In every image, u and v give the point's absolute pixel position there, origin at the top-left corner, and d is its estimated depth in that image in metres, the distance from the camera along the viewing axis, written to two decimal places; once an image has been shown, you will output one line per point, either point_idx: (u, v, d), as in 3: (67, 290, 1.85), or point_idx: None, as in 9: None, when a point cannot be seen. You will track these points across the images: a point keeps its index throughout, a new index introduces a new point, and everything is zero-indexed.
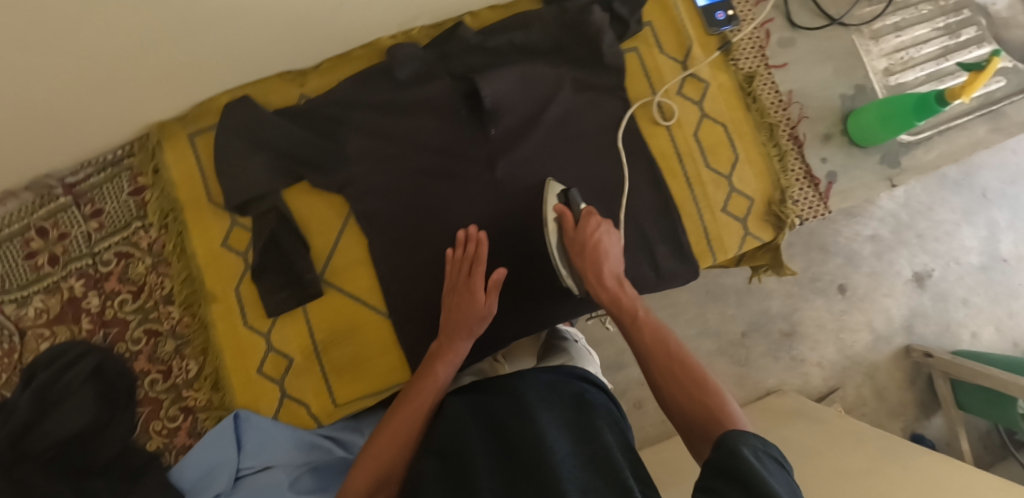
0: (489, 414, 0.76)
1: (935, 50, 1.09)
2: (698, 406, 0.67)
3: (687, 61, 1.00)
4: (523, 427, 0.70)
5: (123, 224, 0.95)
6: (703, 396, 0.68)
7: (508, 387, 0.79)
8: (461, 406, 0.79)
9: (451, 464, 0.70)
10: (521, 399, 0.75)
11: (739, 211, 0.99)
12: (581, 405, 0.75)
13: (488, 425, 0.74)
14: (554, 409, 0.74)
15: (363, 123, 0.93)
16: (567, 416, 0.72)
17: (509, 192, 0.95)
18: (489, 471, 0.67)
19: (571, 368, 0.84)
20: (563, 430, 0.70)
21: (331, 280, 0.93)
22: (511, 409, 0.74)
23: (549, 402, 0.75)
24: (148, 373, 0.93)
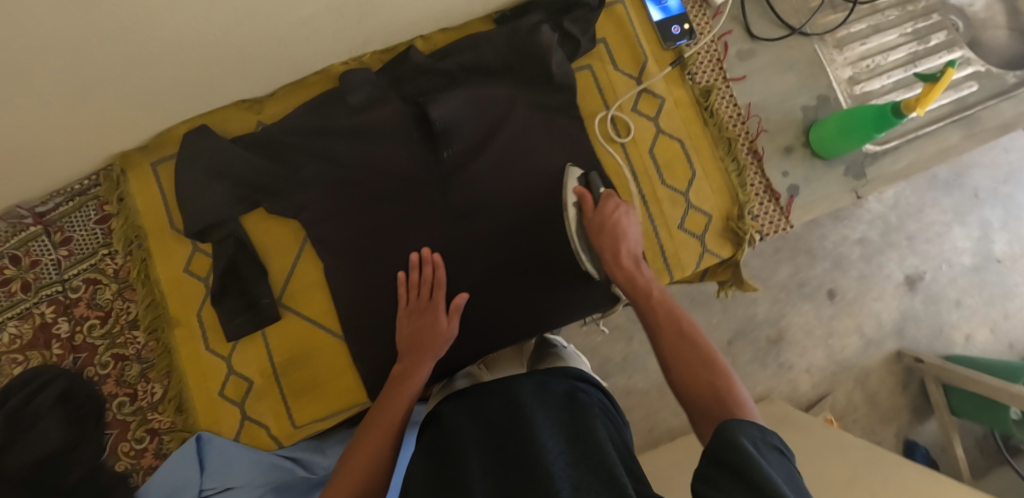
0: (485, 411, 0.74)
1: (903, 56, 1.07)
2: (708, 387, 0.66)
3: (642, 77, 1.00)
4: (518, 427, 0.68)
5: (89, 251, 0.98)
6: (713, 378, 0.67)
7: (504, 384, 0.77)
8: (458, 407, 0.77)
9: (442, 462, 0.69)
10: (516, 396, 0.73)
11: (697, 227, 0.98)
12: (578, 404, 0.73)
13: (483, 422, 0.72)
14: (550, 407, 0.72)
15: (317, 149, 0.94)
16: (564, 415, 0.70)
17: (462, 214, 0.96)
18: (481, 469, 0.65)
19: (566, 369, 0.82)
20: (560, 430, 0.68)
21: (288, 303, 0.95)
22: (506, 407, 0.72)
23: (546, 401, 0.73)
24: (116, 396, 0.96)
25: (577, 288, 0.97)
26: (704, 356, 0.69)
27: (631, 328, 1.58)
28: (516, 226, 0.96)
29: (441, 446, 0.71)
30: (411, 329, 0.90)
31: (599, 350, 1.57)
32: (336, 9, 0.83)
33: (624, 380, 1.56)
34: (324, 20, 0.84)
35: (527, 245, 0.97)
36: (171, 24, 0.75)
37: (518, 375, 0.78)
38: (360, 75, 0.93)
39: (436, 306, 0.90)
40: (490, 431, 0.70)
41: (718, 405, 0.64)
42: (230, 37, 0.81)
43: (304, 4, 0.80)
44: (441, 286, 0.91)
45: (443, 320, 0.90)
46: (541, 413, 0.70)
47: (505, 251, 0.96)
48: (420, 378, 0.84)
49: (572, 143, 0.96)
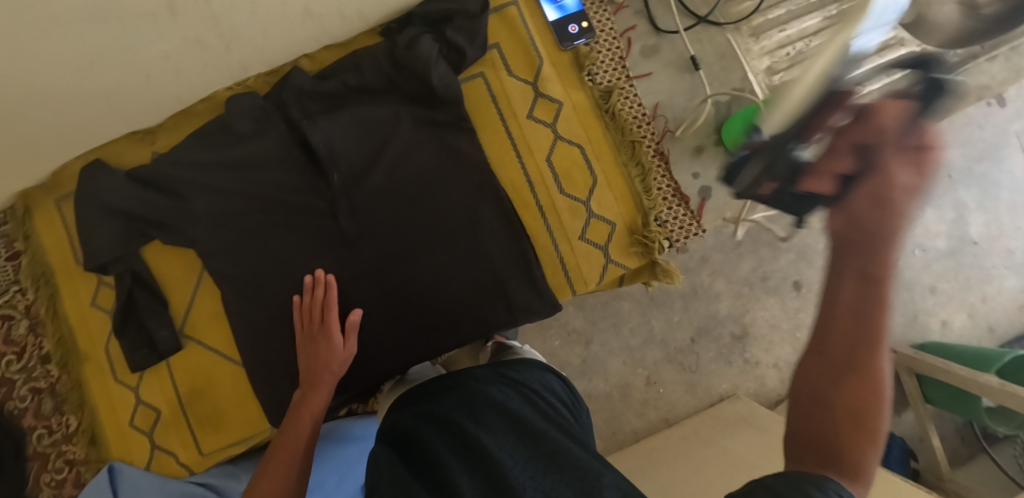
0: (450, 398, 0.77)
1: (826, 41, 0.99)
2: (837, 432, 0.51)
3: (538, 82, 0.96)
4: (486, 414, 0.71)
5: (2, 289, 1.00)
6: (846, 426, 0.51)
7: (469, 376, 0.80)
8: (419, 406, 0.79)
9: (408, 446, 0.71)
10: (478, 390, 0.77)
11: (600, 238, 0.94)
12: (538, 397, 0.77)
13: (449, 419, 0.72)
14: (515, 397, 0.75)
15: (208, 178, 0.93)
16: (526, 405, 0.74)
17: (354, 237, 0.94)
18: (448, 449, 0.67)
19: (522, 363, 0.85)
20: (524, 415, 0.71)
21: (191, 334, 0.96)
22: (467, 399, 0.76)
23: (511, 391, 0.76)
24: (35, 428, 0.98)
25: (480, 308, 0.93)
26: (868, 395, 0.51)
27: (589, 331, 1.53)
28: (414, 246, 0.94)
29: (407, 432, 0.73)
30: (308, 351, 0.89)
31: (557, 354, 1.52)
32: (198, 41, 0.82)
33: (584, 383, 1.51)
34: (187, 52, 0.83)
35: (419, 265, 0.94)
36: (21, 70, 0.75)
37: (471, 369, 0.82)
38: (246, 105, 0.94)
39: (328, 330, 0.88)
40: (459, 417, 0.72)
41: (830, 448, 0.51)
42: (93, 77, 0.81)
43: (160, 39, 0.79)
44: (332, 306, 0.89)
45: (337, 339, 0.88)
46: (507, 403, 0.73)
47: (400, 272, 0.94)
48: (323, 394, 0.85)
49: (464, 160, 0.93)
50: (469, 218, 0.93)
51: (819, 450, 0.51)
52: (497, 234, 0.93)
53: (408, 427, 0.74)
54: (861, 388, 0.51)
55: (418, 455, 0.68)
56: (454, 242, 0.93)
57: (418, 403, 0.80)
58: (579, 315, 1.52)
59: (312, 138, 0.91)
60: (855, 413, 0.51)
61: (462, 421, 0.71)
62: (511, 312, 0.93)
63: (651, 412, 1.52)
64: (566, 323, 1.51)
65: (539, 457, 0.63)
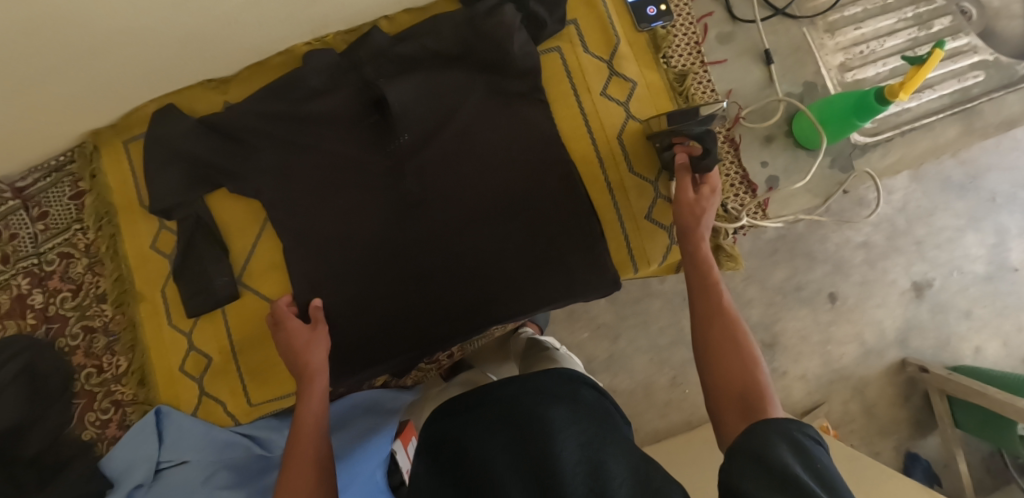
0: (492, 422, 0.77)
1: (901, 43, 1.00)
2: (737, 379, 0.68)
3: (613, 61, 0.96)
4: (535, 435, 0.71)
5: (63, 227, 1.01)
6: (739, 370, 0.68)
7: (504, 390, 0.81)
8: (460, 418, 0.81)
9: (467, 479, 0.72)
10: (525, 403, 0.77)
11: (665, 219, 0.94)
12: (580, 406, 0.77)
13: (501, 432, 0.74)
14: (561, 410, 0.75)
15: (279, 130, 0.94)
16: (569, 418, 0.74)
17: (421, 199, 0.95)
18: (516, 487, 0.67)
19: (562, 371, 0.84)
20: (572, 441, 0.70)
21: (248, 282, 0.96)
22: (508, 414, 0.77)
23: (553, 401, 0.77)
24: (85, 366, 0.99)
25: (540, 280, 0.94)
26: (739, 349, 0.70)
27: (618, 326, 1.55)
28: (478, 212, 0.94)
29: (455, 467, 0.75)
30: (286, 355, 0.85)
31: (584, 347, 1.54)
32: None
33: (609, 379, 1.52)
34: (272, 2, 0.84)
35: (485, 228, 0.94)
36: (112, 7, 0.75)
37: (498, 386, 0.82)
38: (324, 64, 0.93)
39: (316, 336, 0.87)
40: (514, 430, 0.73)
41: (745, 393, 0.66)
42: (180, 19, 0.82)
43: None
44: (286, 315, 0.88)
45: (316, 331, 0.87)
46: (552, 417, 0.73)
47: (461, 239, 0.95)
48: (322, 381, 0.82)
49: (535, 131, 0.94)
50: (533, 192, 0.94)
51: (733, 397, 0.67)
52: (562, 210, 0.93)
53: (459, 456, 0.75)
54: (734, 339, 0.71)
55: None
56: (520, 213, 0.94)
57: (461, 412, 0.82)
58: (609, 310, 1.53)
59: (386, 93, 0.90)
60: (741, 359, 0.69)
61: (514, 432, 0.73)
62: (569, 286, 0.93)
63: (672, 414, 1.54)
64: (594, 317, 1.53)
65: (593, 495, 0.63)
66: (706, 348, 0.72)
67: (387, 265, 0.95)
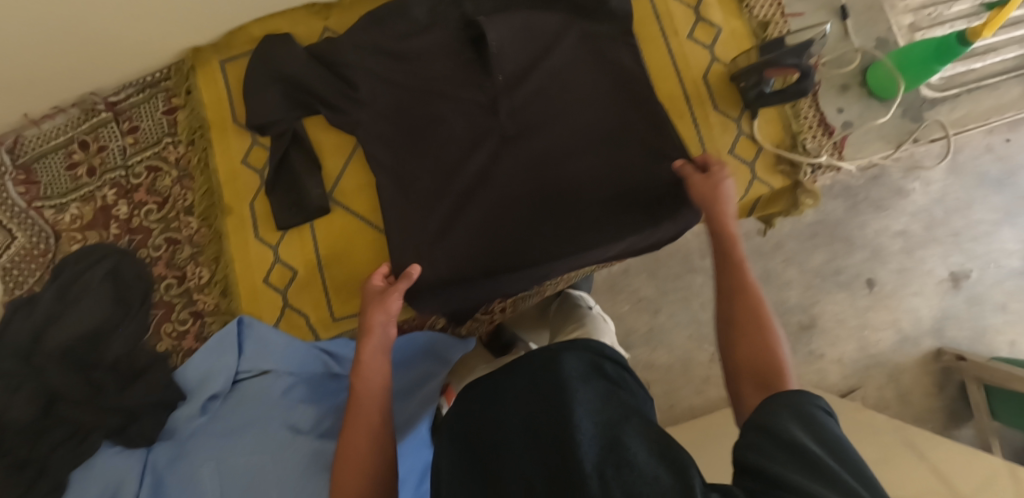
0: (519, 396, 0.74)
1: (966, 8, 1.05)
2: (760, 360, 0.66)
3: (700, 7, 1.02)
4: (552, 410, 0.68)
5: (153, 140, 1.02)
6: (761, 352, 0.66)
7: (537, 357, 0.77)
8: (484, 392, 0.78)
9: (489, 450, 0.71)
10: (556, 374, 0.72)
11: (748, 155, 0.98)
12: (603, 382, 0.73)
13: (525, 409, 0.71)
14: (581, 385, 0.71)
15: (379, 63, 0.97)
16: (590, 392, 0.71)
17: (514, 131, 0.96)
18: (526, 459, 0.66)
19: (588, 341, 0.80)
20: (588, 416, 0.67)
21: (338, 199, 0.98)
22: (536, 386, 0.73)
23: (577, 376, 0.73)
24: (165, 277, 0.99)
25: (620, 214, 0.93)
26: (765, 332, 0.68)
27: (658, 301, 1.52)
28: (569, 147, 0.95)
29: (478, 436, 0.74)
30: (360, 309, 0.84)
31: (624, 319, 1.53)
32: None
33: (647, 352, 1.50)
34: None
35: (576, 163, 0.94)
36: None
37: (524, 358, 0.78)
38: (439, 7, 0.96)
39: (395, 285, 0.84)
40: (541, 405, 0.70)
41: (764, 370, 0.65)
42: None
43: None
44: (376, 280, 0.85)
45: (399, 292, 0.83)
46: (573, 392, 0.69)
47: (558, 176, 0.94)
48: (375, 344, 0.78)
49: (623, 72, 0.96)
50: (625, 133, 0.95)
51: (754, 373, 0.66)
52: (650, 149, 0.93)
53: (484, 426, 0.74)
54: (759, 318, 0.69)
55: (498, 473, 0.67)
56: (605, 149, 0.94)
57: (491, 382, 0.79)
58: (651, 283, 1.51)
59: (487, 32, 0.95)
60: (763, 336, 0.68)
61: (540, 408, 0.69)
62: (656, 215, 0.92)
63: (710, 390, 1.50)
64: (636, 289, 1.52)
65: (608, 465, 0.60)
66: (727, 326, 0.71)
67: (478, 196, 0.95)
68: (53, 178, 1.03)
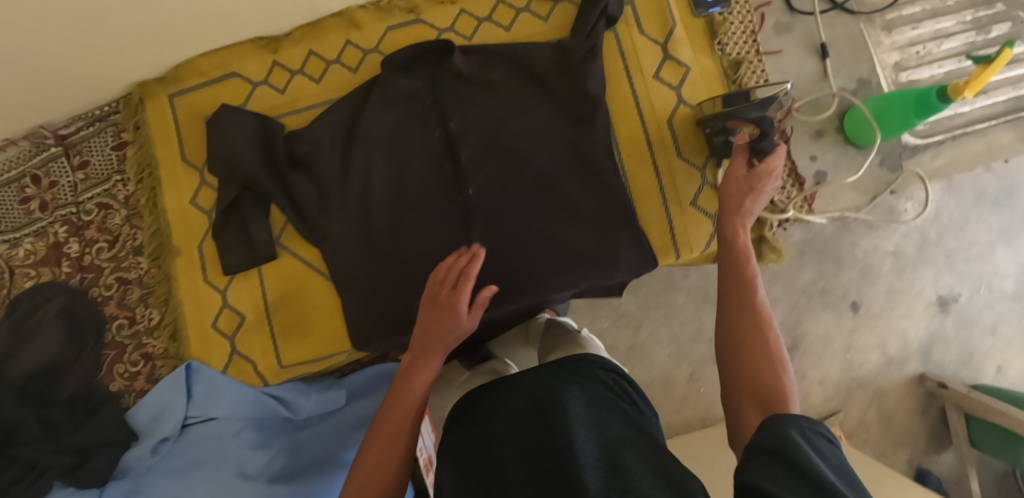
0: (511, 403, 0.61)
1: (957, 46, 0.98)
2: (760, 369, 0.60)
3: (668, 44, 0.96)
4: (549, 431, 0.55)
5: (104, 177, 1.01)
6: (762, 361, 0.60)
7: (533, 373, 0.65)
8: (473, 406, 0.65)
9: (480, 477, 0.56)
10: (552, 394, 0.59)
11: (711, 206, 0.93)
12: (604, 399, 0.62)
13: (523, 426, 0.58)
14: (582, 404, 0.59)
15: (352, 168, 0.93)
16: (593, 414, 0.58)
17: (493, 240, 0.92)
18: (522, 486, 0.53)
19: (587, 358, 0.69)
20: (590, 445, 0.54)
21: (286, 244, 0.95)
22: (533, 403, 0.60)
23: (576, 397, 0.60)
24: (116, 318, 0.99)
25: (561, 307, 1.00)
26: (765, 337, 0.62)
27: (639, 317, 1.32)
28: (546, 265, 0.91)
29: (477, 447, 0.59)
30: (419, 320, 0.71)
31: (604, 337, 1.32)
32: None
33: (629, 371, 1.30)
34: None
35: (556, 289, 0.91)
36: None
37: (504, 380, 0.65)
38: (404, 56, 0.93)
39: (454, 298, 0.70)
40: (540, 422, 0.57)
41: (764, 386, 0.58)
42: None
43: None
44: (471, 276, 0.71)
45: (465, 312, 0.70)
46: (571, 410, 0.57)
47: (539, 299, 0.91)
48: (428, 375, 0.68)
49: (608, 192, 0.91)
50: (609, 252, 0.91)
51: (753, 388, 0.59)
52: (631, 260, 0.91)
53: (478, 447, 0.59)
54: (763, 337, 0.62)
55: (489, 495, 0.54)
56: (571, 271, 0.91)
57: (476, 398, 0.66)
58: (632, 300, 1.31)
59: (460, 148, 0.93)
60: (768, 365, 0.60)
61: (540, 427, 0.57)
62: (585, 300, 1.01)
63: (689, 409, 1.29)
64: (618, 305, 1.31)
65: None
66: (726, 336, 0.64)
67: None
68: (6, 212, 1.01)
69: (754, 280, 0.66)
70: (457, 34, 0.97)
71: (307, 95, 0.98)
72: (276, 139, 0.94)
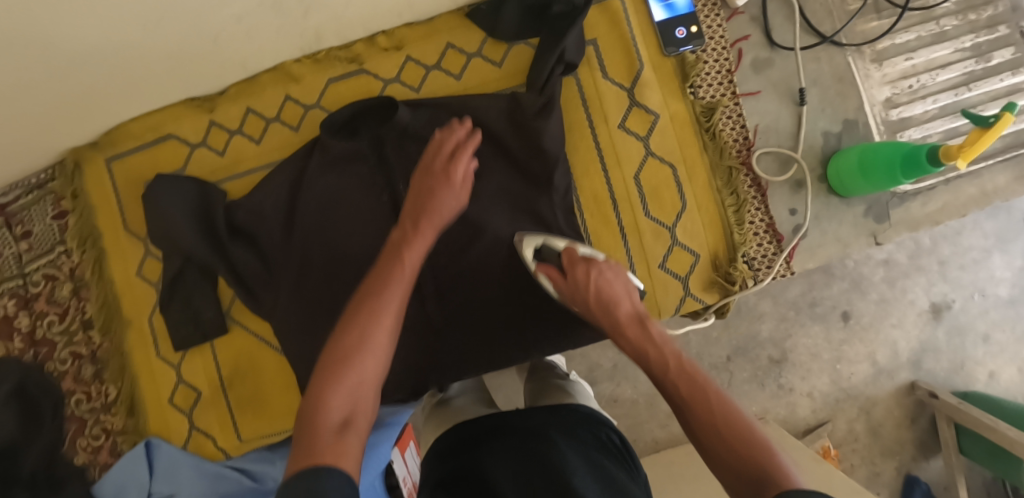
0: (513, 443, 0.63)
1: (955, 77, 0.90)
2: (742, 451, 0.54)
3: (635, 89, 0.88)
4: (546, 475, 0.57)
5: (47, 248, 0.97)
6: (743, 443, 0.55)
7: (536, 418, 0.67)
8: (474, 442, 0.67)
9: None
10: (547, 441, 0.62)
11: (681, 268, 0.87)
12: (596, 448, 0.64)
13: (522, 466, 0.60)
14: (577, 454, 0.61)
15: (294, 239, 0.88)
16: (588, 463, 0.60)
17: (450, 311, 0.88)
18: None
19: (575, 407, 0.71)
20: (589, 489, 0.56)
21: (237, 317, 0.93)
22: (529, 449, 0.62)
23: (572, 446, 0.62)
24: (74, 392, 0.96)
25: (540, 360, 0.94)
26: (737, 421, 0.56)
27: None
28: (506, 337, 0.87)
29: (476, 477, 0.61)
30: (412, 188, 0.77)
31: (587, 353, 1.16)
32: (274, 6, 0.75)
33: (612, 389, 1.14)
34: (260, 15, 0.76)
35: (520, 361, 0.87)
36: (98, 24, 0.68)
37: (524, 413, 0.68)
38: (344, 115, 0.86)
39: (448, 170, 0.77)
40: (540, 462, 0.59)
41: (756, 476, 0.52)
42: (158, 36, 0.74)
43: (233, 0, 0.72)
44: (460, 154, 0.78)
45: (452, 182, 0.77)
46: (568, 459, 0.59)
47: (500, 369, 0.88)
48: (419, 247, 0.71)
49: None
50: (570, 321, 0.87)
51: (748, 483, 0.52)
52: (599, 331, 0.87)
53: (466, 465, 0.63)
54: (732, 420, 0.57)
55: None
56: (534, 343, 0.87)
57: (481, 426, 0.69)
58: None
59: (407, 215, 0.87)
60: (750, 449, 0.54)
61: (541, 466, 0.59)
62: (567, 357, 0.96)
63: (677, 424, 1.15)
64: None
65: None
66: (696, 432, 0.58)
67: (410, 392, 0.88)
68: None
69: (695, 375, 0.62)
70: (403, 84, 0.91)
71: (248, 157, 0.93)
72: (216, 209, 0.89)
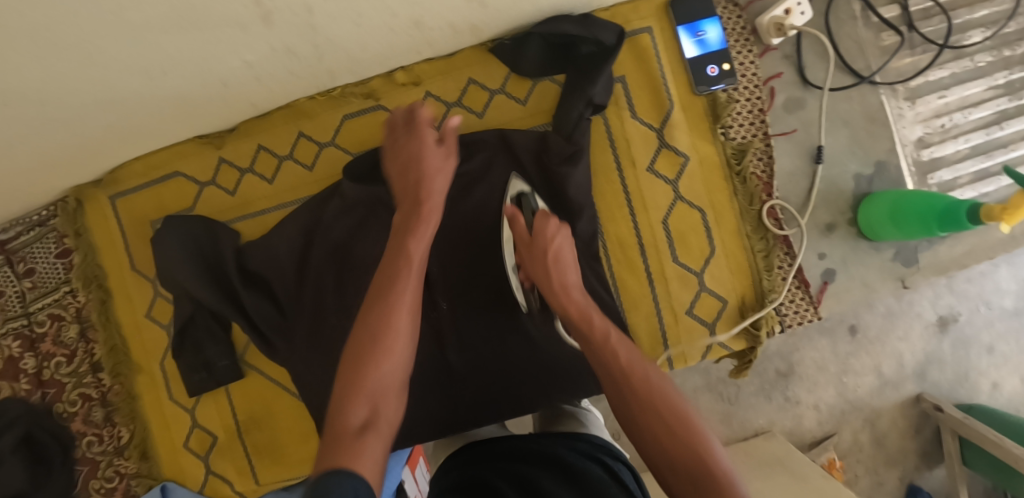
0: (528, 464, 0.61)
1: (987, 115, 0.88)
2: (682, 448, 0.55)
3: (665, 130, 0.85)
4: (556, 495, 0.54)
5: (51, 286, 0.93)
6: (683, 434, 0.56)
7: (564, 449, 0.64)
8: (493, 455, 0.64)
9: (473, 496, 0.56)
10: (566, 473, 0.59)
11: (708, 314, 0.86)
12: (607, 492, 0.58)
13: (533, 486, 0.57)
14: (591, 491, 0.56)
15: (308, 284, 0.85)
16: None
17: (472, 357, 0.86)
18: None
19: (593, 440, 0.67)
20: None
21: (251, 361, 0.91)
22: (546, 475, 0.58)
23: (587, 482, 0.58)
24: (84, 434, 0.93)
25: None
26: (679, 416, 0.57)
27: None
28: (528, 384, 0.85)
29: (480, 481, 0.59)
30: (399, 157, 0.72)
31: None
32: (286, 50, 0.69)
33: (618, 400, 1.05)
34: (272, 61, 0.71)
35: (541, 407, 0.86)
36: (101, 79, 0.63)
37: (549, 439, 0.65)
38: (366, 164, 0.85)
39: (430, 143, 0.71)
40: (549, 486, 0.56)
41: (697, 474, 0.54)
42: (160, 85, 0.68)
43: (245, 49, 0.66)
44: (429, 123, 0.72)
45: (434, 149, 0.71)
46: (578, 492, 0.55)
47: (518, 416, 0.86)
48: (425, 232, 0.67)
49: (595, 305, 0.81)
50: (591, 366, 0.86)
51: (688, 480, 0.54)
52: None
53: (477, 481, 0.59)
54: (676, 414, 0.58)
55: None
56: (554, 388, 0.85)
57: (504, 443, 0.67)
58: None
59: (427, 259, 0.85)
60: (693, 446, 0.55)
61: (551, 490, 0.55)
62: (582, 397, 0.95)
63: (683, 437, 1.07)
64: None
65: None
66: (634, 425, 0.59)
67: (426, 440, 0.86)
68: None
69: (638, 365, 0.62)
70: None
71: (258, 197, 0.89)
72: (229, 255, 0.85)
